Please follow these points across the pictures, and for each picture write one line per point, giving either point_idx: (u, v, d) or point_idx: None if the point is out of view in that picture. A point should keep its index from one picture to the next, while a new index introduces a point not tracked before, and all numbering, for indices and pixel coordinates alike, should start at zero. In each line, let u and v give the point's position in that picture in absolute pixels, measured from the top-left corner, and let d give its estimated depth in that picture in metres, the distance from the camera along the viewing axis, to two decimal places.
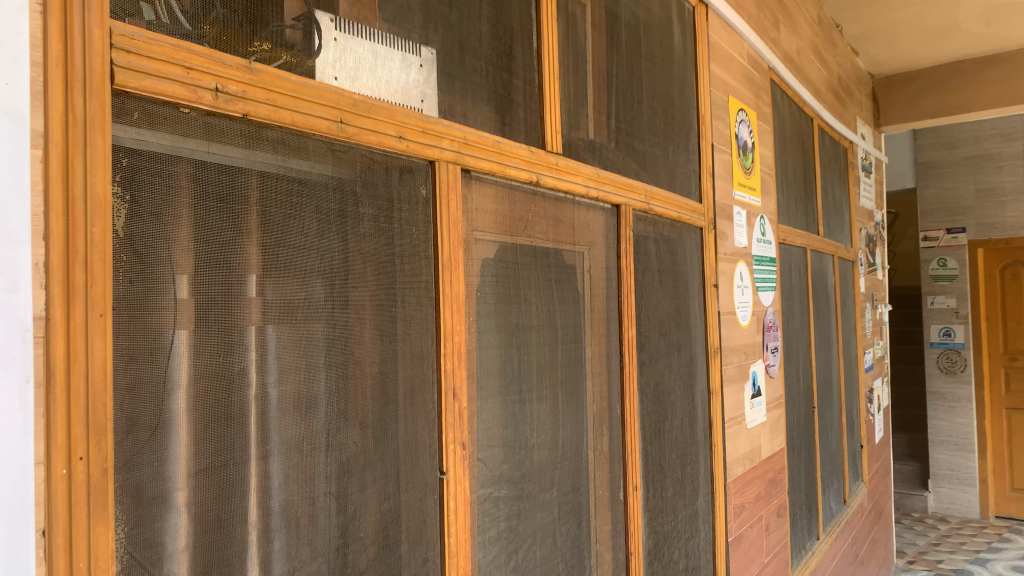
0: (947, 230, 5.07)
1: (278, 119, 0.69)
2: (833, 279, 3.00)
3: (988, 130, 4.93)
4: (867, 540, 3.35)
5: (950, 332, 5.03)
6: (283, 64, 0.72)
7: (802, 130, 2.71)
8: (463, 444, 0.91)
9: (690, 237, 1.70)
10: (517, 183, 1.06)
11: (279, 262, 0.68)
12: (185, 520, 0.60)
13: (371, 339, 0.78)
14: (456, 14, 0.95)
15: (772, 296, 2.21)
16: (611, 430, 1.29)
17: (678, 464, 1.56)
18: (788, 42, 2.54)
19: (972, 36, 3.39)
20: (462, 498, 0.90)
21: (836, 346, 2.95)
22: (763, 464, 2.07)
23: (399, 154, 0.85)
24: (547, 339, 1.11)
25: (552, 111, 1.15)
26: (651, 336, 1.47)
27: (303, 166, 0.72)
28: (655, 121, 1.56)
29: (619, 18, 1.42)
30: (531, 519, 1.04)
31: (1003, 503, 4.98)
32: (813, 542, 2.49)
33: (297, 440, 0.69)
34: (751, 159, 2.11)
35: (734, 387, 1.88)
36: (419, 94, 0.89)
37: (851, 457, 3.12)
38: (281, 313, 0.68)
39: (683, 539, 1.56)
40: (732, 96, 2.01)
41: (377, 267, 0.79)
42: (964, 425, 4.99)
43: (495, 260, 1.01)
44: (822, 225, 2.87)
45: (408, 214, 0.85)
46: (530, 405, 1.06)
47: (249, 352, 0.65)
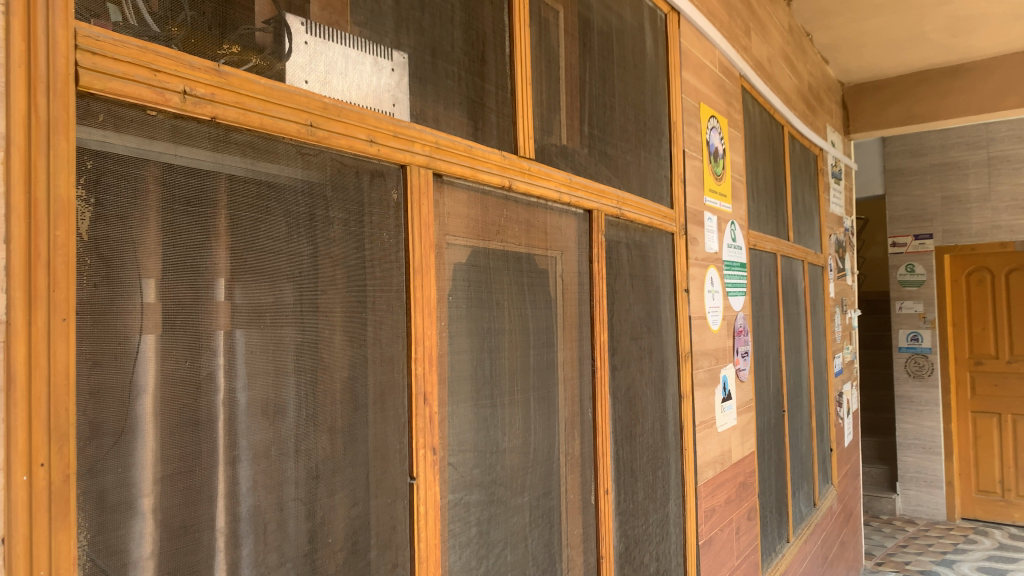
0: (914, 236, 5.15)
1: (247, 122, 0.69)
2: (803, 284, 3.03)
3: (954, 138, 5.03)
4: (836, 542, 3.39)
5: (917, 337, 5.11)
6: (253, 67, 0.71)
7: (772, 135, 2.74)
8: (433, 449, 0.90)
9: (662, 242, 1.71)
10: (489, 188, 1.06)
11: (247, 265, 0.68)
12: (151, 526, 0.59)
13: (341, 344, 0.78)
14: (429, 19, 0.95)
15: (742, 300, 2.23)
16: (583, 435, 1.30)
17: (649, 468, 1.57)
18: (759, 50, 2.57)
19: (938, 46, 3.46)
20: (433, 503, 0.90)
21: (805, 351, 2.99)
22: (734, 467, 2.09)
23: (370, 158, 0.85)
24: (519, 344, 1.11)
25: (525, 116, 1.16)
26: (623, 340, 1.48)
27: (272, 170, 0.72)
28: (628, 127, 1.57)
29: (592, 24, 1.43)
30: (503, 524, 1.05)
31: (969, 504, 5.05)
32: (783, 545, 2.51)
33: (264, 445, 0.69)
34: (722, 165, 2.13)
35: (704, 391, 1.90)
36: (391, 98, 0.89)
37: (820, 460, 3.16)
38: (251, 316, 0.68)
39: (654, 542, 1.57)
40: (704, 104, 2.03)
41: (346, 271, 0.79)
42: (930, 428, 5.07)
43: (467, 264, 1.01)
44: (792, 231, 2.91)
45: (379, 219, 0.85)
46: (501, 409, 1.06)
47: (217, 357, 0.65)
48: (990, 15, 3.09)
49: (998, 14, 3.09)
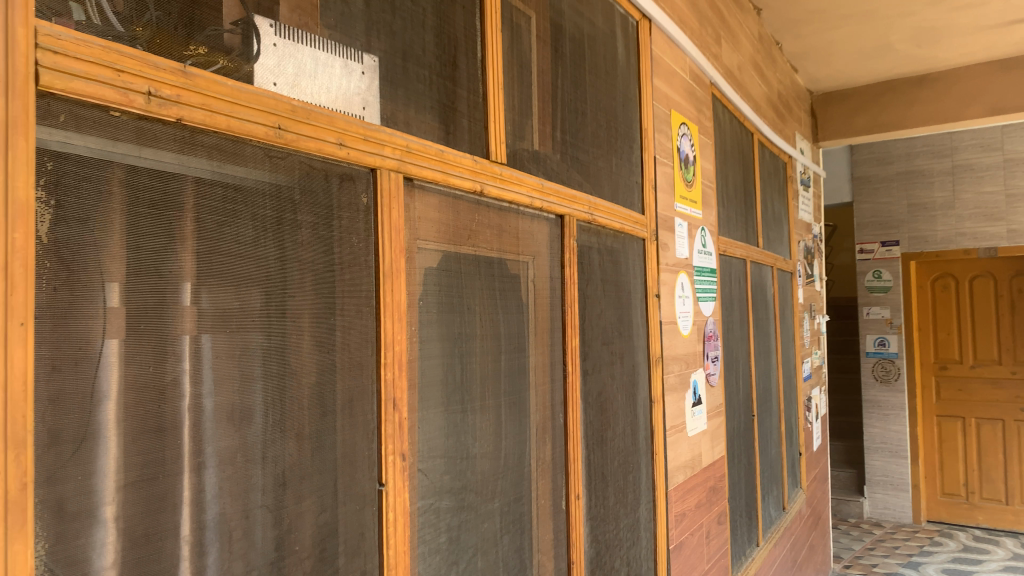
0: (881, 243, 5.24)
1: (214, 124, 0.68)
2: (772, 290, 3.07)
3: (920, 147, 5.13)
4: (805, 546, 3.42)
5: (885, 342, 5.19)
6: (220, 69, 0.71)
7: (742, 143, 2.76)
8: (403, 455, 0.90)
9: (633, 247, 1.72)
10: (461, 192, 1.06)
11: (213, 268, 0.67)
12: (113, 535, 0.58)
13: (310, 350, 0.77)
14: (400, 22, 0.95)
15: (712, 305, 2.25)
16: (554, 440, 1.30)
17: (620, 472, 1.57)
18: (729, 58, 2.59)
19: (905, 56, 3.52)
20: (403, 509, 0.89)
21: (774, 356, 3.02)
22: (704, 472, 2.10)
23: (339, 162, 0.84)
24: (491, 349, 1.11)
25: (497, 120, 1.15)
26: (594, 345, 1.48)
27: (239, 173, 0.71)
28: (599, 133, 1.57)
29: (564, 30, 1.44)
30: (474, 530, 1.04)
31: (935, 507, 5.13)
32: (753, 549, 2.53)
33: (230, 452, 0.68)
34: (693, 172, 2.15)
35: (675, 396, 1.91)
36: (361, 101, 0.88)
37: (789, 465, 3.19)
38: (216, 321, 0.67)
39: (625, 547, 1.57)
40: (674, 111, 2.04)
41: (315, 275, 0.78)
42: (897, 432, 5.14)
43: (438, 268, 1.00)
44: (761, 237, 2.94)
45: (348, 222, 0.84)
46: (472, 415, 1.06)
47: (183, 362, 0.64)
48: (954, 26, 3.16)
49: (962, 25, 3.16)
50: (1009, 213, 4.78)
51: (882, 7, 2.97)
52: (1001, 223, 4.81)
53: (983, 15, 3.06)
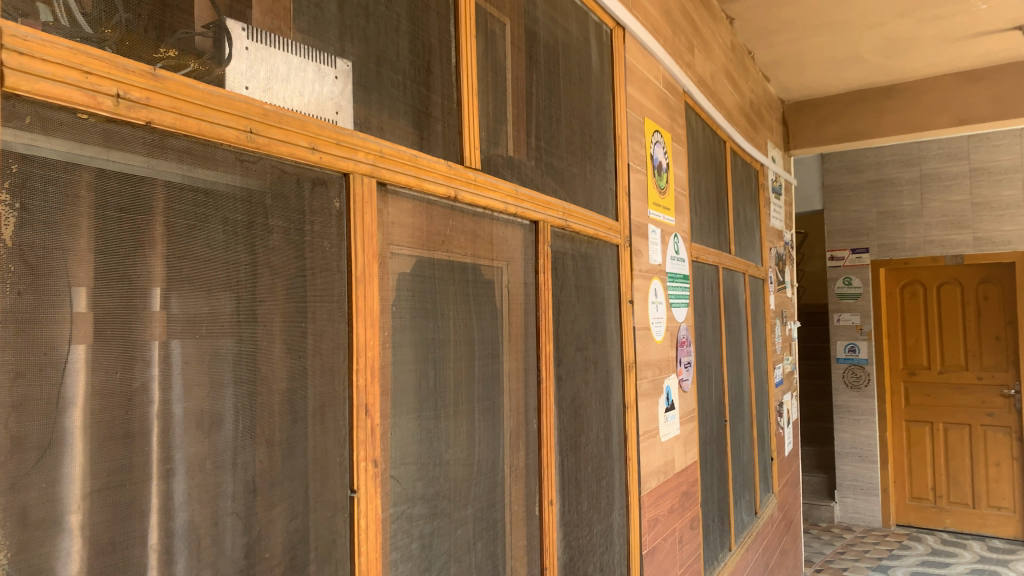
0: (852, 250, 5.31)
1: (184, 128, 0.67)
2: (744, 296, 3.09)
3: (889, 156, 5.22)
4: (777, 550, 3.45)
5: (855, 348, 5.27)
6: (191, 72, 0.70)
7: (714, 151, 2.79)
8: (374, 462, 0.89)
9: (607, 253, 1.73)
10: (435, 198, 1.06)
11: (183, 273, 0.66)
12: (78, 543, 0.57)
13: (280, 354, 0.77)
14: (374, 27, 0.94)
15: (685, 311, 2.26)
16: (528, 446, 1.30)
17: (594, 477, 1.58)
18: (702, 66, 2.62)
19: (875, 66, 3.57)
20: (374, 516, 0.88)
21: (746, 361, 3.04)
22: (677, 477, 2.11)
23: (312, 166, 0.84)
24: (464, 355, 1.11)
25: (471, 127, 1.16)
26: (568, 350, 1.49)
27: (210, 177, 0.70)
28: (574, 140, 1.58)
29: (538, 37, 1.44)
30: (446, 536, 1.04)
31: (904, 511, 5.19)
32: (725, 554, 2.55)
33: (200, 458, 0.67)
34: (666, 179, 2.16)
35: (648, 402, 1.92)
36: (334, 106, 0.88)
37: (761, 469, 3.21)
38: (186, 326, 0.66)
39: (598, 552, 1.58)
40: (648, 118, 2.05)
41: (287, 280, 0.78)
42: (867, 437, 5.21)
43: (412, 274, 1.00)
44: (733, 243, 2.96)
45: (321, 227, 0.84)
46: (445, 421, 1.05)
47: (152, 367, 0.63)
48: (921, 37, 3.22)
49: (929, 37, 3.22)
50: (975, 221, 4.89)
51: (852, 18, 3.02)
52: (968, 231, 4.91)
53: (949, 27, 3.13)
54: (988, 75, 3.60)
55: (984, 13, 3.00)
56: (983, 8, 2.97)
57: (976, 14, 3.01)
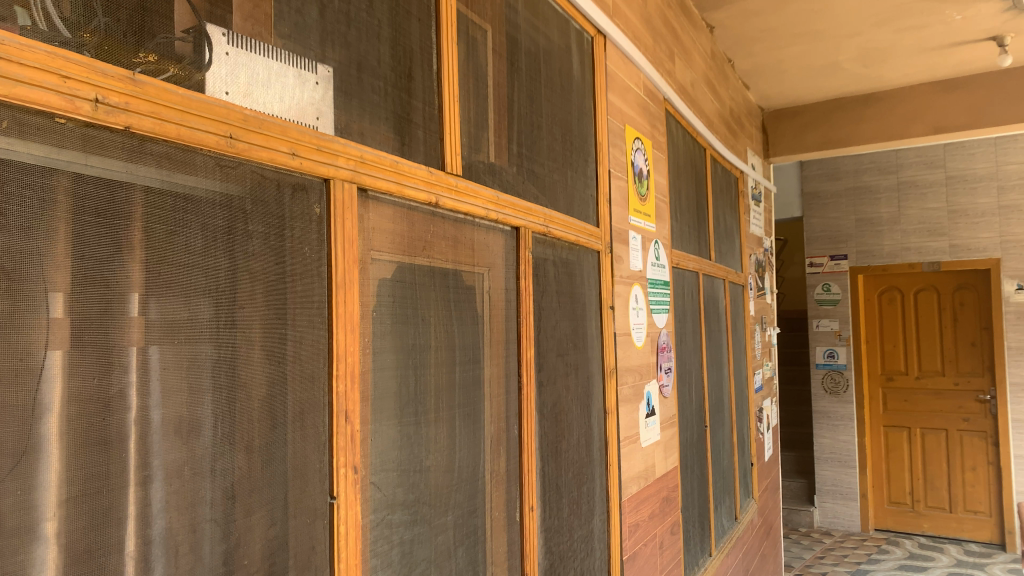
0: (830, 257, 5.37)
1: (163, 133, 0.67)
2: (724, 302, 3.12)
3: (867, 164, 5.29)
4: (756, 555, 3.46)
5: (833, 354, 5.32)
6: (171, 77, 0.70)
7: (695, 158, 2.81)
8: (355, 468, 0.89)
9: (588, 259, 1.73)
10: (416, 204, 1.06)
11: (162, 279, 0.66)
12: (53, 552, 0.56)
13: (259, 361, 0.76)
14: (355, 33, 0.94)
15: (665, 317, 2.28)
16: (509, 452, 1.30)
17: (574, 483, 1.58)
18: (682, 74, 2.64)
19: (853, 75, 3.62)
20: (355, 523, 0.88)
21: (726, 368, 3.06)
22: (657, 482, 2.12)
23: (292, 171, 0.84)
24: (445, 361, 1.11)
25: (452, 133, 1.16)
26: (550, 356, 1.49)
27: (189, 182, 0.70)
28: (555, 146, 1.59)
29: (520, 45, 1.45)
30: (427, 542, 1.03)
31: (882, 516, 5.24)
32: (706, 559, 2.56)
33: (178, 465, 0.67)
34: (647, 185, 2.18)
35: (629, 407, 1.93)
36: (315, 111, 0.87)
37: (741, 475, 3.23)
38: (165, 333, 0.66)
39: (579, 557, 1.58)
40: (629, 125, 2.07)
41: (266, 286, 0.78)
42: (846, 442, 5.25)
43: (392, 279, 1.00)
44: (714, 250, 2.98)
45: (301, 233, 0.84)
46: (426, 427, 1.05)
47: (130, 374, 0.63)
48: (898, 47, 3.26)
49: (906, 46, 3.26)
50: (951, 228, 4.96)
51: (830, 27, 3.06)
52: (944, 238, 4.98)
53: (926, 37, 3.18)
54: (964, 85, 3.66)
55: (959, 24, 3.05)
56: (958, 19, 3.02)
57: (952, 25, 3.06)
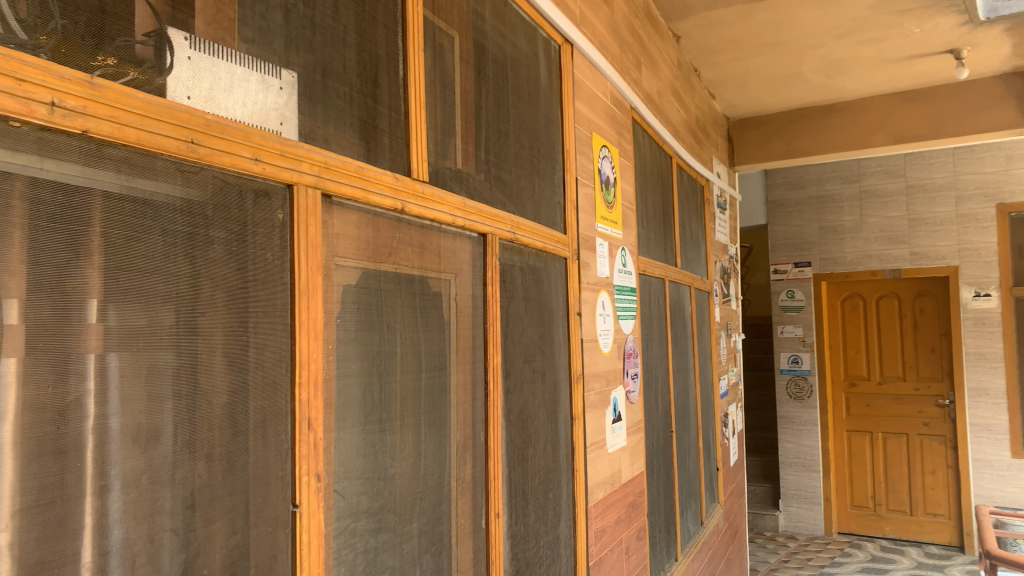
0: (794, 264, 5.45)
1: (123, 137, 0.67)
2: (690, 308, 3.14)
3: (830, 173, 5.38)
4: (722, 560, 3.49)
5: (797, 359, 5.39)
6: (131, 81, 0.69)
7: (661, 165, 2.83)
8: (318, 476, 0.88)
9: (555, 266, 1.74)
10: (381, 210, 1.06)
11: (120, 285, 0.65)
12: (6, 564, 0.55)
13: (220, 368, 0.75)
14: (320, 39, 0.94)
15: (632, 324, 2.29)
16: (475, 459, 1.30)
17: (541, 490, 1.58)
18: (649, 83, 2.66)
19: (816, 85, 3.68)
20: (318, 531, 0.87)
21: (692, 373, 3.08)
22: (624, 488, 2.13)
23: (254, 177, 0.83)
24: (411, 368, 1.11)
25: (419, 139, 1.16)
26: (516, 363, 1.49)
27: (149, 187, 0.69)
28: (522, 154, 1.59)
29: (487, 52, 1.45)
30: (392, 551, 1.03)
31: (845, 519, 5.30)
32: (672, 564, 2.58)
33: (136, 473, 0.66)
34: (614, 193, 2.19)
35: (595, 413, 1.94)
36: (279, 117, 0.87)
37: (707, 480, 3.26)
38: (123, 340, 0.65)
39: (545, 564, 1.58)
40: (596, 133, 2.08)
41: (228, 292, 0.77)
42: (809, 447, 5.32)
43: (357, 286, 0.99)
44: (679, 257, 3.01)
45: (263, 239, 0.83)
46: (391, 434, 1.05)
47: (87, 382, 0.62)
48: (860, 58, 3.33)
49: (867, 58, 3.33)
50: (911, 236, 5.06)
51: (794, 38, 3.11)
52: (905, 246, 5.08)
53: (886, 49, 3.24)
54: (923, 96, 3.75)
55: (917, 36, 3.12)
56: (917, 32, 3.08)
57: (911, 38, 3.13)
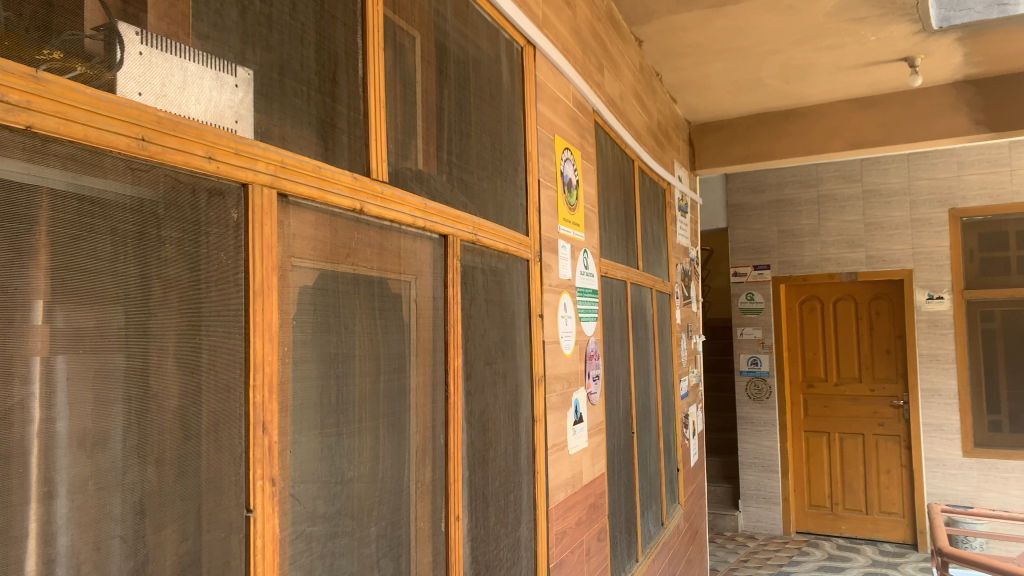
0: (754, 267, 5.53)
1: (69, 133, 0.65)
2: (652, 310, 3.17)
3: (789, 177, 5.47)
4: (682, 560, 3.52)
5: (757, 361, 5.46)
6: (78, 76, 0.67)
7: (623, 168, 2.85)
8: (273, 480, 0.87)
9: (517, 267, 1.74)
10: (339, 210, 1.05)
11: (67, 286, 0.64)
12: None
13: (173, 370, 0.74)
14: (277, 36, 0.92)
15: (593, 325, 2.30)
16: (434, 462, 1.29)
17: (501, 492, 1.57)
18: (611, 87, 2.68)
19: (775, 91, 3.73)
20: (272, 536, 0.86)
21: (653, 374, 3.11)
22: (585, 489, 2.14)
23: (208, 175, 0.81)
24: (369, 370, 1.10)
25: (378, 140, 1.15)
26: (477, 366, 1.48)
27: (98, 185, 0.68)
28: (483, 155, 1.59)
29: (448, 52, 1.45)
30: (349, 555, 1.01)
31: (803, 519, 5.38)
32: (632, 565, 2.59)
33: (82, 479, 0.64)
34: (576, 196, 2.20)
35: (557, 415, 1.94)
36: (234, 114, 0.85)
37: (668, 480, 3.28)
38: (70, 341, 0.64)
39: (505, 566, 1.57)
40: (558, 135, 2.08)
41: (180, 293, 0.75)
42: (768, 447, 5.39)
43: (314, 287, 0.98)
44: (641, 259, 3.03)
45: (217, 238, 0.82)
46: (349, 438, 1.03)
47: (31, 385, 0.60)
48: (818, 64, 3.38)
49: (825, 64, 3.39)
50: (867, 240, 5.16)
51: (753, 44, 3.15)
52: (861, 250, 5.18)
53: (843, 56, 3.30)
54: (878, 103, 3.82)
55: (873, 44, 3.18)
56: (872, 40, 3.15)
57: (866, 45, 3.19)
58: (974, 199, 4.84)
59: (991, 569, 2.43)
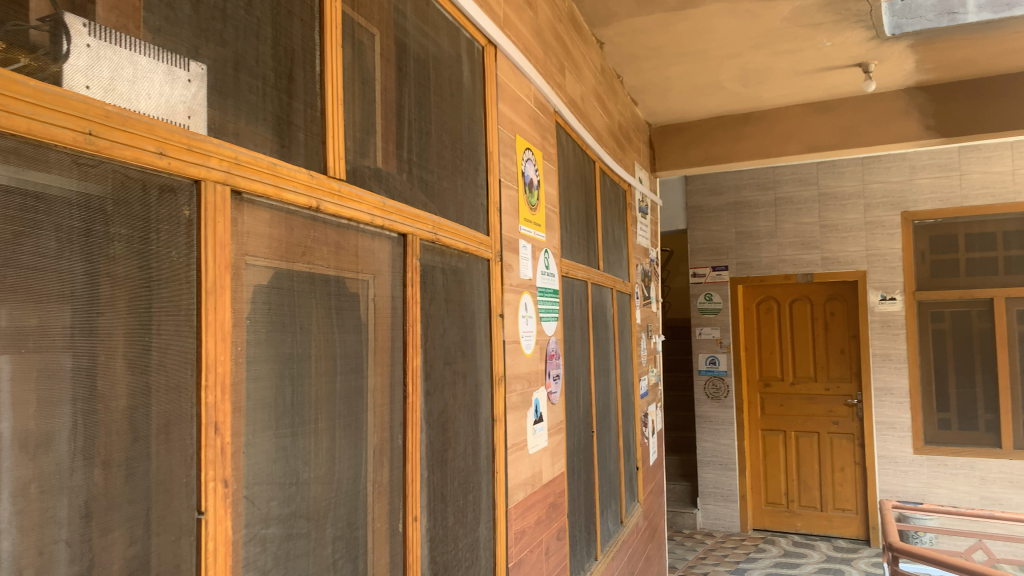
0: (712, 268, 5.61)
1: (12, 126, 0.63)
2: (612, 310, 3.19)
3: (747, 180, 5.55)
4: (641, 558, 3.55)
5: (715, 361, 5.53)
6: (22, 68, 0.65)
7: (583, 168, 2.86)
8: (225, 482, 0.85)
9: (477, 267, 1.74)
10: (295, 208, 1.03)
11: (10, 284, 0.62)
12: None
13: (121, 370, 0.72)
14: (231, 31, 0.91)
15: (554, 325, 2.31)
16: (392, 462, 1.28)
17: (460, 492, 1.57)
18: (572, 88, 2.69)
19: (734, 94, 3.78)
20: (224, 539, 0.84)
21: (613, 373, 3.13)
22: (544, 488, 2.14)
23: (159, 171, 0.79)
24: (325, 371, 1.08)
25: (335, 136, 1.14)
26: (436, 365, 1.48)
27: (42, 180, 0.66)
28: (444, 154, 1.58)
29: (408, 50, 1.44)
30: (306, 556, 1.00)
31: (760, 516, 5.45)
32: (591, 563, 2.61)
33: (25, 481, 0.62)
34: (537, 196, 2.20)
35: (516, 415, 1.93)
36: (186, 110, 0.83)
37: (627, 479, 3.30)
38: (12, 341, 0.62)
39: (463, 566, 1.57)
40: (519, 136, 2.08)
41: (130, 292, 0.73)
42: (726, 445, 5.46)
43: (268, 286, 0.96)
44: (602, 259, 3.05)
45: (168, 235, 0.80)
46: (304, 439, 1.02)
47: None
48: (776, 69, 3.44)
49: (782, 69, 3.44)
50: (823, 242, 5.26)
51: (712, 48, 3.19)
52: (817, 251, 5.27)
53: (800, 60, 3.35)
54: (834, 107, 3.90)
55: (828, 49, 3.24)
56: (828, 45, 3.20)
57: (822, 50, 3.25)
58: (925, 202, 4.96)
59: (957, 568, 2.42)
